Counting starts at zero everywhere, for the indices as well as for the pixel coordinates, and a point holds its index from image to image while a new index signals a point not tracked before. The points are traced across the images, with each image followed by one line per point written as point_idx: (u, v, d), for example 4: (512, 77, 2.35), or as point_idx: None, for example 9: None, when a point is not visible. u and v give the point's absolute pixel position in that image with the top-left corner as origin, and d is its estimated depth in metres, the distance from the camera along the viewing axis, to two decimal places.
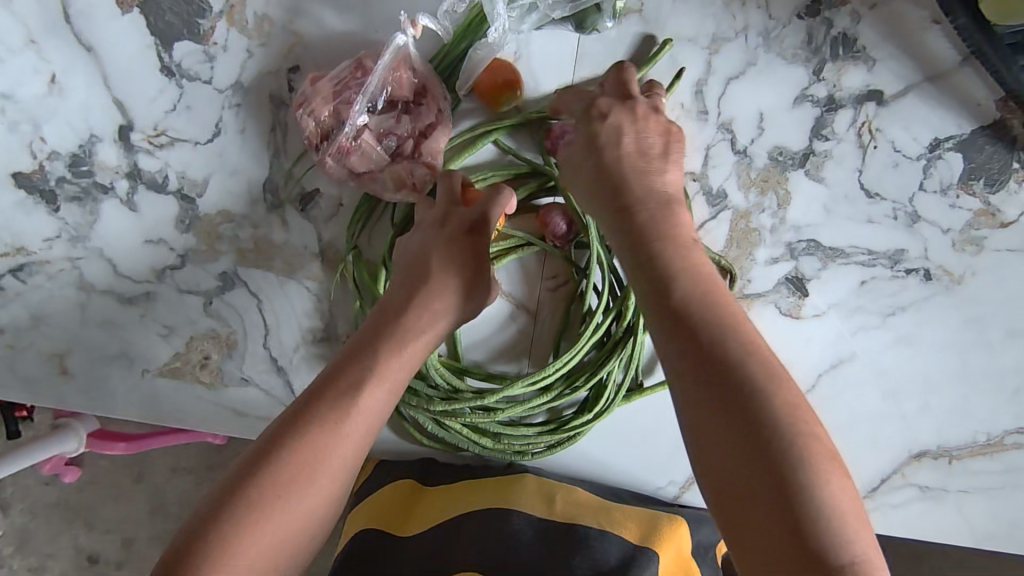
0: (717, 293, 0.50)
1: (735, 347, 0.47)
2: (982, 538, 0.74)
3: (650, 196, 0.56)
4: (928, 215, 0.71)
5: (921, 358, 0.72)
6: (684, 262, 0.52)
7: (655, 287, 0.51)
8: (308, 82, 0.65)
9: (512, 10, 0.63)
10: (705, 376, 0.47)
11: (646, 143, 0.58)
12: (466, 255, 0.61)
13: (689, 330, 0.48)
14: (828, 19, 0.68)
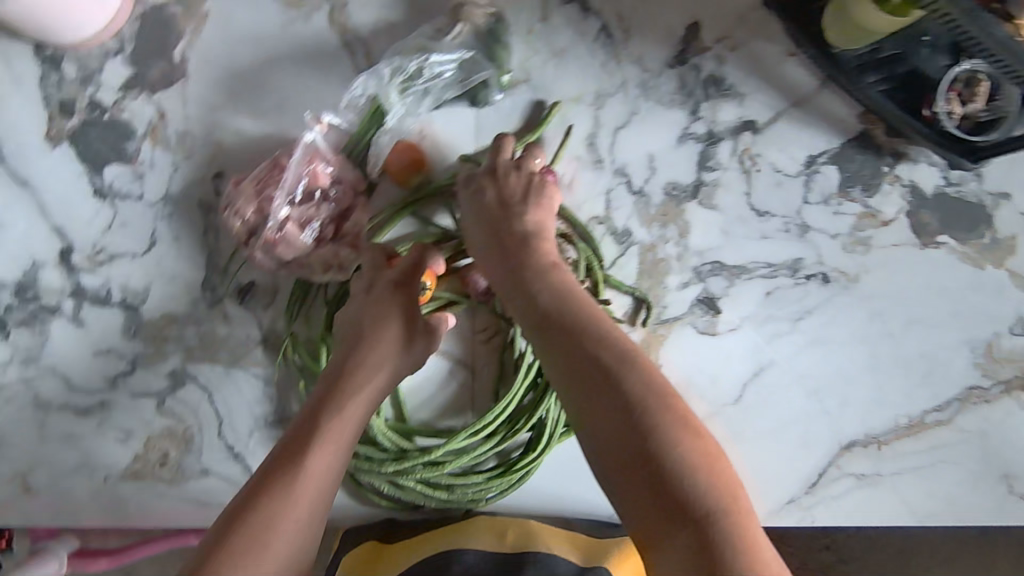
0: (586, 304, 0.60)
1: (602, 344, 0.57)
2: (923, 515, 0.79)
3: (521, 238, 0.66)
4: (817, 224, 0.77)
5: (835, 355, 0.79)
6: (544, 285, 0.62)
7: (526, 312, 0.62)
8: (231, 186, 0.72)
9: (407, 96, 0.70)
10: (579, 369, 0.56)
11: (512, 195, 0.68)
12: (406, 306, 0.66)
13: (563, 338, 0.58)
14: (695, 64, 0.76)
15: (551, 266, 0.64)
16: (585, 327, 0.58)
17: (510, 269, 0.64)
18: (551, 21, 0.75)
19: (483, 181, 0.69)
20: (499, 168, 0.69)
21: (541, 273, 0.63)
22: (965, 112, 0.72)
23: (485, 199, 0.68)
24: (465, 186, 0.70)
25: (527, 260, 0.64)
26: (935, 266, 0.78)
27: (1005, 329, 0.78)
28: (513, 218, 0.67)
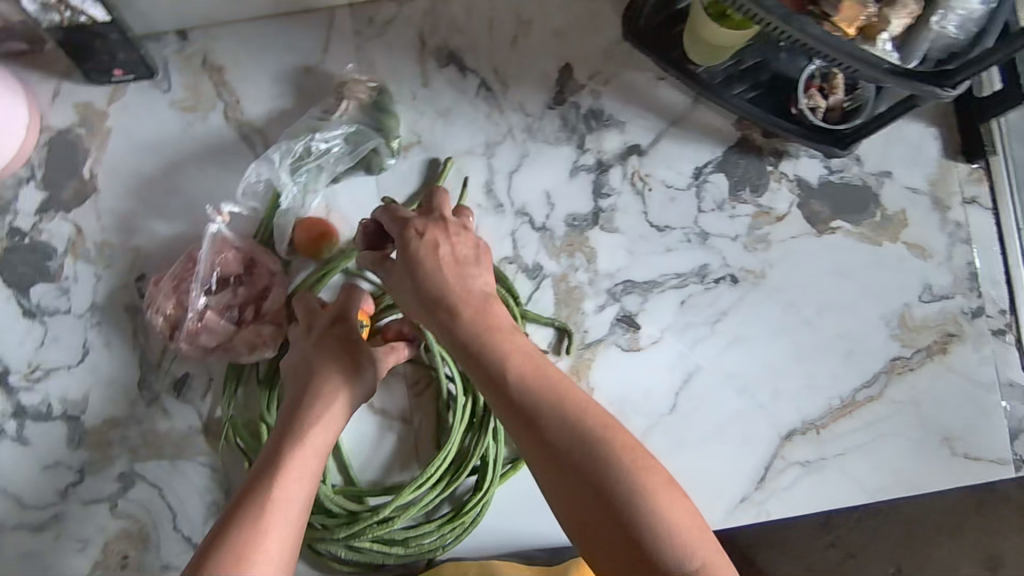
0: (555, 392, 0.60)
1: (579, 438, 0.58)
2: (874, 491, 0.81)
3: (476, 324, 0.64)
4: (715, 230, 0.81)
5: (757, 351, 0.81)
6: (507, 357, 0.62)
7: (491, 388, 0.62)
8: (151, 285, 0.75)
9: (300, 176, 0.75)
10: (560, 471, 0.58)
11: (459, 276, 0.66)
12: (353, 338, 0.72)
13: (539, 437, 0.59)
14: (573, 102, 0.81)
15: (510, 348, 0.63)
16: (557, 424, 0.59)
17: (473, 361, 0.63)
18: (432, 85, 0.81)
19: (424, 261, 0.66)
20: (437, 243, 0.67)
21: (503, 364, 0.62)
22: (828, 104, 0.77)
23: (431, 282, 0.65)
24: (404, 267, 0.67)
25: (485, 349, 0.63)
26: (835, 250, 0.81)
27: (914, 298, 0.82)
28: (467, 304, 0.65)
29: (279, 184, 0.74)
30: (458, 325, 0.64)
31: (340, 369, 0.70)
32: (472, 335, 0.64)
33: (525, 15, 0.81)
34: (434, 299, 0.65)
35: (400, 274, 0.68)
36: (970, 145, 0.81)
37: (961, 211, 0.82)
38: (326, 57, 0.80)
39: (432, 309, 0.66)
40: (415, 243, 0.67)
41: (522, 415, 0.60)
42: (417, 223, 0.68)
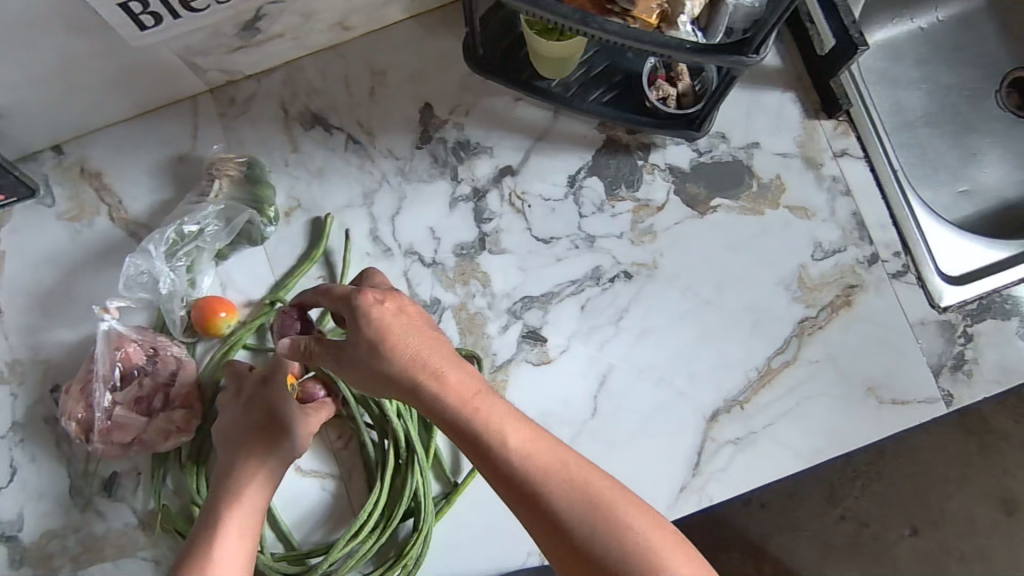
0: (550, 466, 0.57)
1: (583, 518, 0.55)
2: (812, 454, 0.80)
3: (456, 405, 0.58)
4: (600, 232, 0.83)
5: (666, 340, 0.81)
6: (500, 437, 0.57)
7: (488, 471, 0.58)
8: (63, 393, 0.78)
9: (177, 260, 0.78)
10: (566, 549, 0.56)
11: (429, 353, 0.59)
12: (280, 400, 0.72)
13: (547, 522, 0.56)
14: (439, 137, 0.84)
15: (500, 425, 0.58)
16: (557, 503, 0.56)
17: (464, 443, 0.58)
18: (302, 149, 0.84)
19: (387, 343, 0.59)
20: (400, 322, 0.60)
21: (496, 445, 0.57)
22: (678, 91, 0.79)
23: (398, 367, 0.59)
24: (361, 352, 0.60)
25: (473, 432, 0.58)
26: (720, 227, 0.82)
27: (807, 258, 0.82)
28: (444, 383, 0.59)
29: (156, 272, 0.77)
30: (439, 408, 0.58)
31: (269, 433, 0.70)
32: (455, 418, 0.58)
33: (377, 67, 0.85)
34: (407, 384, 0.59)
35: (355, 357, 0.60)
36: (827, 101, 0.83)
37: (834, 165, 0.83)
38: (197, 144, 0.84)
39: (406, 393, 0.60)
40: (371, 324, 0.59)
41: (522, 496, 0.57)
42: (371, 298, 0.60)
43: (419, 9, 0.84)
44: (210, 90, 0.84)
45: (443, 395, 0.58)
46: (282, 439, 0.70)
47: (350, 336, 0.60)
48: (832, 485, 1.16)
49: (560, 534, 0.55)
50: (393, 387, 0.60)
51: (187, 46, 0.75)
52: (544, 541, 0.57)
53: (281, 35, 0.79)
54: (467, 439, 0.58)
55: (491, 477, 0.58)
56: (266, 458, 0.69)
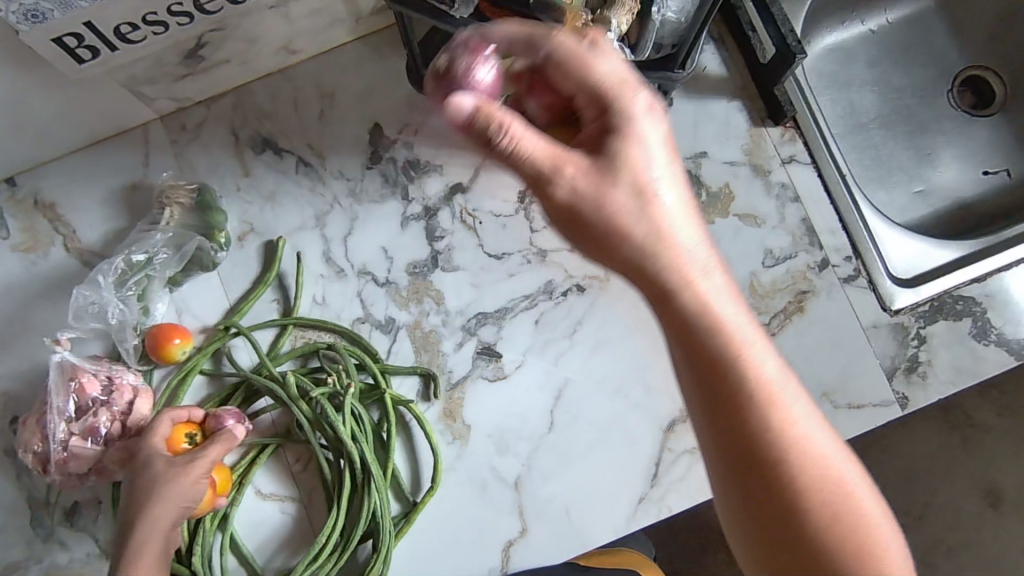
0: (794, 428, 0.52)
1: (808, 491, 0.51)
2: None
3: (713, 327, 0.52)
4: (551, 246, 0.83)
5: (620, 350, 0.81)
6: (744, 368, 0.52)
7: (704, 393, 0.53)
8: (21, 425, 0.78)
9: (127, 288, 0.79)
10: (771, 511, 0.52)
11: (694, 263, 0.54)
12: (147, 465, 0.68)
13: (756, 469, 0.52)
14: (390, 157, 0.84)
15: (758, 368, 0.52)
16: (785, 466, 0.51)
17: (698, 371, 0.53)
18: (253, 173, 0.84)
19: (654, 232, 0.53)
20: (676, 215, 0.54)
21: (745, 387, 0.52)
22: None
23: (660, 261, 0.53)
24: (622, 227, 0.53)
25: (719, 364, 0.52)
26: None
27: (757, 265, 0.82)
28: (705, 298, 0.53)
29: (106, 301, 0.77)
30: (691, 323, 0.53)
31: (132, 510, 0.67)
32: (707, 343, 0.52)
33: (326, 89, 0.85)
34: (662, 283, 0.53)
35: (619, 226, 0.53)
36: (772, 109, 0.84)
37: (782, 173, 0.84)
38: (150, 172, 0.84)
39: (655, 294, 0.54)
40: (625, 185, 0.53)
41: (744, 449, 0.52)
42: (638, 150, 0.54)
43: (365, 31, 0.85)
44: (159, 117, 0.85)
45: (704, 310, 0.52)
46: (141, 511, 0.66)
47: (609, 200, 0.53)
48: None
49: (774, 499, 0.52)
50: (620, 256, 0.54)
51: (130, 76, 0.76)
52: (736, 483, 0.53)
53: (226, 61, 0.80)
54: (700, 354, 0.53)
55: (703, 398, 0.53)
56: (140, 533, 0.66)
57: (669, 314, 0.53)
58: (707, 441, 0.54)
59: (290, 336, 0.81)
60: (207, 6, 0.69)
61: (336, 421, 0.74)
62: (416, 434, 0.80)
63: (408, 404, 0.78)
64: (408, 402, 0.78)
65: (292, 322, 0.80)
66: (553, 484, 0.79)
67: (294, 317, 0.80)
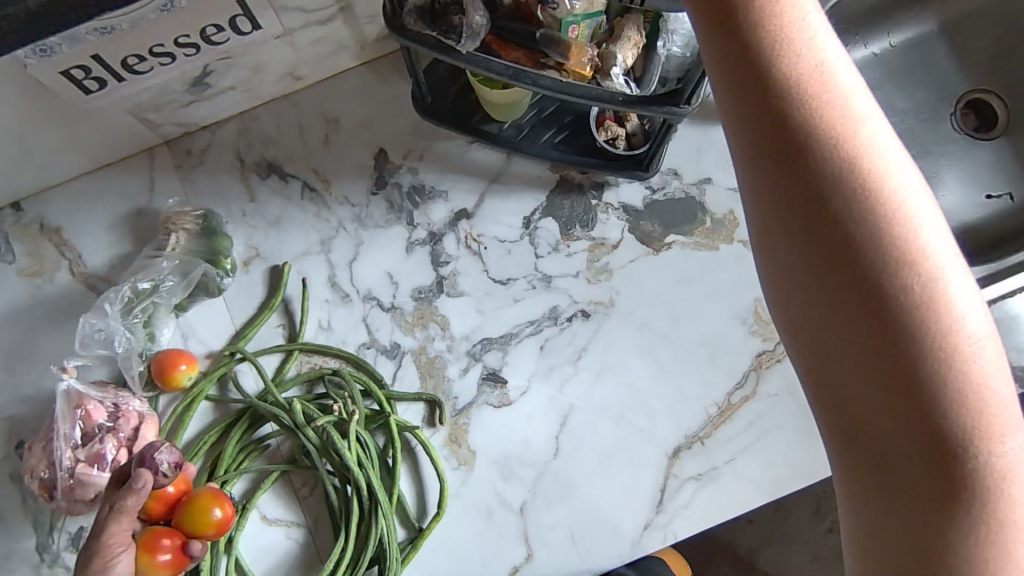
0: (954, 324, 0.38)
1: (957, 401, 0.38)
2: (774, 487, 0.79)
3: (852, 179, 0.39)
4: (556, 272, 0.83)
5: (625, 377, 0.81)
6: (858, 188, 0.39)
7: (801, 215, 0.40)
8: (28, 449, 0.78)
9: (133, 317, 0.79)
10: (898, 426, 0.38)
11: (841, 95, 0.40)
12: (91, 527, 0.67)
13: (868, 318, 0.38)
14: (395, 182, 0.85)
15: (915, 232, 0.39)
16: (906, 320, 0.38)
17: (815, 233, 0.40)
18: (259, 199, 0.84)
19: (785, 54, 0.40)
20: (823, 39, 0.41)
21: (887, 258, 0.38)
22: (627, 131, 0.80)
23: (788, 89, 0.40)
24: (746, 43, 0.41)
25: (846, 222, 0.39)
26: (675, 264, 0.83)
27: (761, 292, 0.83)
28: (850, 139, 0.40)
29: (112, 330, 0.78)
30: (820, 174, 0.40)
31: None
32: (837, 197, 0.39)
33: (330, 114, 0.86)
34: (786, 117, 0.40)
35: (745, 60, 0.41)
36: None
37: None
38: (154, 196, 0.85)
39: (765, 131, 0.41)
40: None
41: (878, 334, 0.38)
42: None
43: (369, 56, 0.85)
44: (164, 142, 0.85)
45: (843, 154, 0.39)
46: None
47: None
48: (821, 498, 1.21)
49: (908, 407, 0.38)
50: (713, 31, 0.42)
51: (136, 104, 0.76)
52: (831, 340, 0.40)
53: (232, 88, 0.80)
54: (796, 165, 0.40)
55: (801, 222, 0.40)
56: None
57: (760, 110, 0.41)
58: (795, 288, 0.41)
59: (296, 361, 0.81)
60: (213, 37, 0.69)
61: (342, 447, 0.73)
62: (421, 459, 0.80)
63: (413, 430, 0.78)
64: (414, 428, 0.78)
65: (297, 348, 0.80)
66: (558, 510, 0.79)
67: (299, 343, 0.80)
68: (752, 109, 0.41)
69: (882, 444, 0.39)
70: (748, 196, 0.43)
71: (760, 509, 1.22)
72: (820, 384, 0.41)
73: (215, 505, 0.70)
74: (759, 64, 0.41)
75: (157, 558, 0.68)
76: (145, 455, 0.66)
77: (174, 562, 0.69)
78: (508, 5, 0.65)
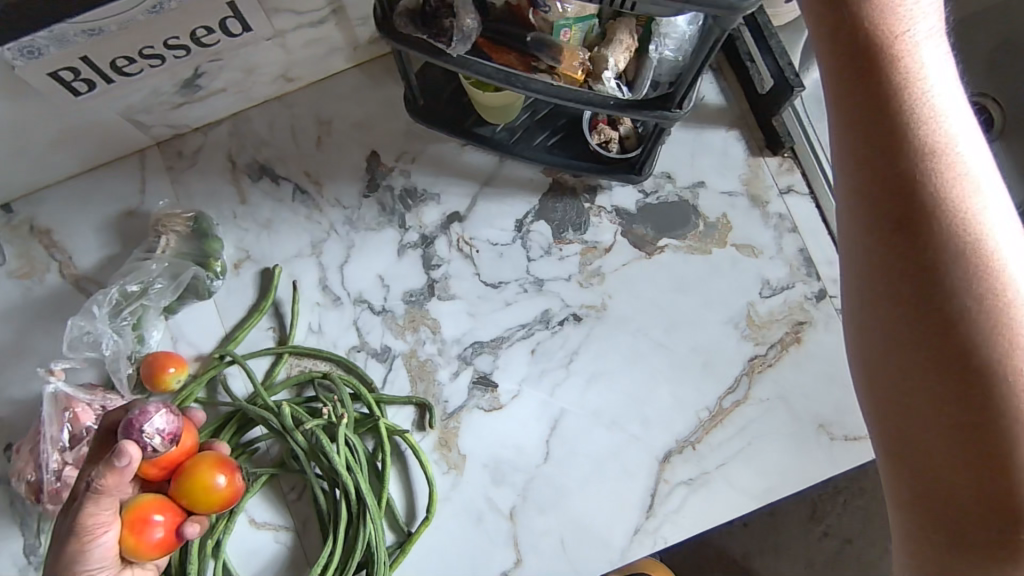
0: None
1: None
2: (765, 493, 0.78)
3: (954, 240, 0.41)
4: (549, 275, 0.83)
5: (617, 381, 0.81)
6: (959, 253, 0.41)
7: (898, 269, 0.42)
8: (16, 451, 0.77)
9: (122, 318, 0.78)
10: (965, 467, 0.41)
11: (946, 130, 0.43)
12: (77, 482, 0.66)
13: (958, 373, 0.41)
14: (387, 185, 0.84)
15: (1000, 263, 0.41)
16: (996, 379, 0.40)
17: (908, 281, 0.42)
18: (250, 201, 0.84)
19: (901, 77, 0.43)
20: (936, 67, 0.44)
21: (973, 285, 0.41)
22: (620, 133, 0.80)
23: (900, 109, 0.43)
24: (868, 65, 0.43)
25: (938, 246, 0.41)
26: (667, 268, 0.83)
27: (754, 296, 0.82)
28: (954, 194, 0.42)
29: (99, 332, 0.77)
30: (924, 234, 0.42)
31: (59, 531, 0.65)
32: (933, 220, 0.42)
33: (323, 116, 0.85)
34: (894, 138, 0.43)
35: (870, 121, 0.43)
36: (770, 139, 0.84)
37: (779, 203, 0.84)
38: (146, 198, 0.84)
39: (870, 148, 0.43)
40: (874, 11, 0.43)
41: (961, 376, 0.41)
42: None
43: (363, 58, 0.85)
44: (156, 143, 0.85)
45: (944, 204, 0.42)
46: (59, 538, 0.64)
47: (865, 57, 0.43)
48: (815, 503, 1.21)
49: (978, 430, 0.40)
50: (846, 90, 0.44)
51: (128, 105, 0.76)
52: (914, 385, 0.42)
53: (224, 90, 0.80)
54: (900, 223, 0.42)
55: (897, 274, 0.42)
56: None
57: (874, 169, 0.43)
58: (882, 332, 0.43)
59: (286, 364, 0.80)
60: (204, 39, 0.69)
61: (331, 451, 0.73)
62: (411, 463, 0.80)
63: (403, 434, 0.77)
64: (404, 432, 0.77)
65: (288, 351, 0.79)
66: (549, 516, 0.79)
67: (289, 346, 0.80)
68: (867, 166, 0.43)
69: (945, 478, 0.41)
70: (847, 231, 0.45)
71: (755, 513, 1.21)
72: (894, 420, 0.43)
73: (219, 472, 0.69)
74: (883, 127, 0.43)
75: (149, 531, 0.67)
76: (135, 426, 0.66)
77: (166, 535, 0.67)
78: (501, 8, 0.63)
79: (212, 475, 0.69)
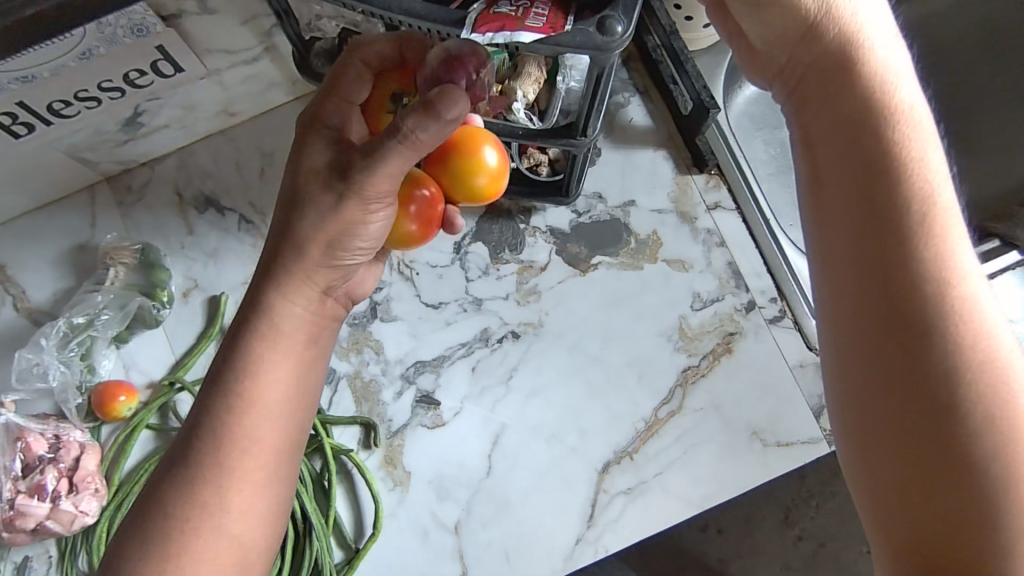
0: (1002, 385, 0.42)
1: (990, 441, 0.41)
2: (703, 499, 0.80)
3: (922, 238, 0.44)
4: (486, 294, 0.86)
5: (554, 395, 0.84)
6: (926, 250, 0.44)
7: (868, 260, 0.45)
8: None
9: (69, 350, 0.81)
10: (928, 451, 0.42)
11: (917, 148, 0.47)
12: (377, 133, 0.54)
13: (929, 360, 0.42)
14: None
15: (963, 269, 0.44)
16: (961, 370, 0.42)
17: (876, 269, 0.45)
18: (197, 231, 0.87)
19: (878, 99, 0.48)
20: (908, 84, 0.49)
21: (940, 277, 0.44)
22: (549, 158, 0.84)
23: (874, 125, 0.47)
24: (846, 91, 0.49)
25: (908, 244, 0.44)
26: (601, 285, 0.86)
27: (686, 309, 0.85)
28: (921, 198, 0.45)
29: (47, 363, 0.80)
30: (891, 228, 0.45)
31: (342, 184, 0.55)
32: (899, 210, 0.45)
33: (266, 148, 0.88)
34: (868, 137, 0.47)
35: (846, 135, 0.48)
36: (696, 157, 0.88)
37: (707, 219, 0.87)
38: (96, 232, 0.87)
39: (845, 148, 0.48)
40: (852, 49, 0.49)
41: (928, 364, 0.42)
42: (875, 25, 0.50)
43: (302, 92, 0.89)
44: (105, 179, 0.88)
45: (912, 205, 0.45)
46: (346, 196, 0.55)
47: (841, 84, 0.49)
48: (788, 507, 1.23)
49: (947, 419, 0.42)
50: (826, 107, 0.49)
51: (72, 144, 0.78)
52: (882, 370, 0.43)
53: (166, 126, 0.83)
54: (868, 221, 0.45)
55: (867, 265, 0.45)
56: (304, 273, 0.58)
57: (847, 175, 0.47)
58: (851, 321, 0.45)
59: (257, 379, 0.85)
60: (138, 80, 0.72)
61: None
62: (357, 483, 0.82)
63: (348, 454, 0.80)
64: (349, 452, 0.80)
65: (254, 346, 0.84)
66: (493, 528, 0.80)
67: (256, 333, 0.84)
68: (842, 170, 0.47)
69: (909, 463, 0.42)
70: (820, 231, 0.48)
71: (728, 519, 1.23)
72: (863, 405, 0.44)
73: (488, 149, 0.65)
74: (854, 138, 0.47)
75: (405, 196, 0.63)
76: (457, 60, 0.55)
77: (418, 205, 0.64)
78: None
79: (485, 155, 0.65)
